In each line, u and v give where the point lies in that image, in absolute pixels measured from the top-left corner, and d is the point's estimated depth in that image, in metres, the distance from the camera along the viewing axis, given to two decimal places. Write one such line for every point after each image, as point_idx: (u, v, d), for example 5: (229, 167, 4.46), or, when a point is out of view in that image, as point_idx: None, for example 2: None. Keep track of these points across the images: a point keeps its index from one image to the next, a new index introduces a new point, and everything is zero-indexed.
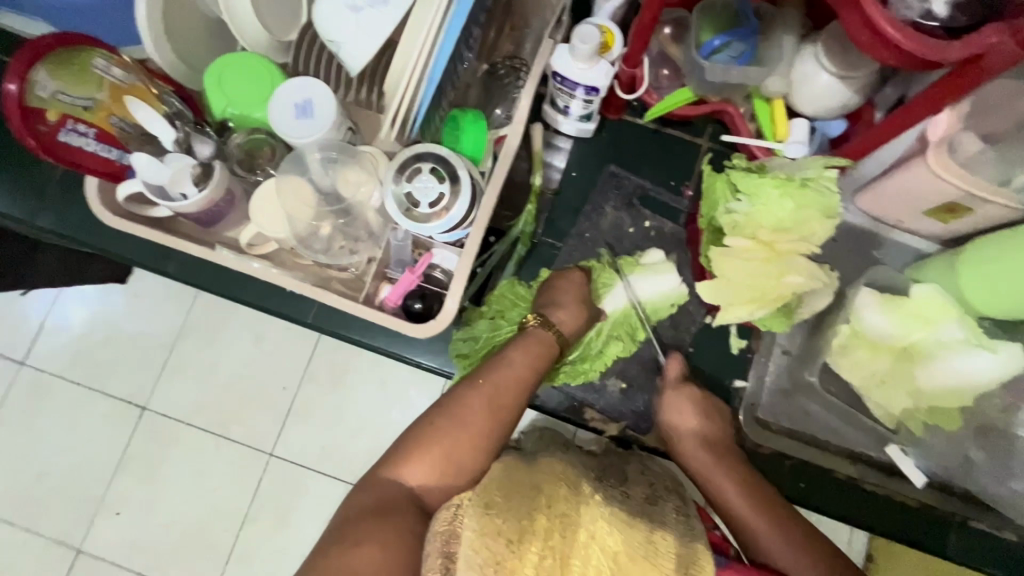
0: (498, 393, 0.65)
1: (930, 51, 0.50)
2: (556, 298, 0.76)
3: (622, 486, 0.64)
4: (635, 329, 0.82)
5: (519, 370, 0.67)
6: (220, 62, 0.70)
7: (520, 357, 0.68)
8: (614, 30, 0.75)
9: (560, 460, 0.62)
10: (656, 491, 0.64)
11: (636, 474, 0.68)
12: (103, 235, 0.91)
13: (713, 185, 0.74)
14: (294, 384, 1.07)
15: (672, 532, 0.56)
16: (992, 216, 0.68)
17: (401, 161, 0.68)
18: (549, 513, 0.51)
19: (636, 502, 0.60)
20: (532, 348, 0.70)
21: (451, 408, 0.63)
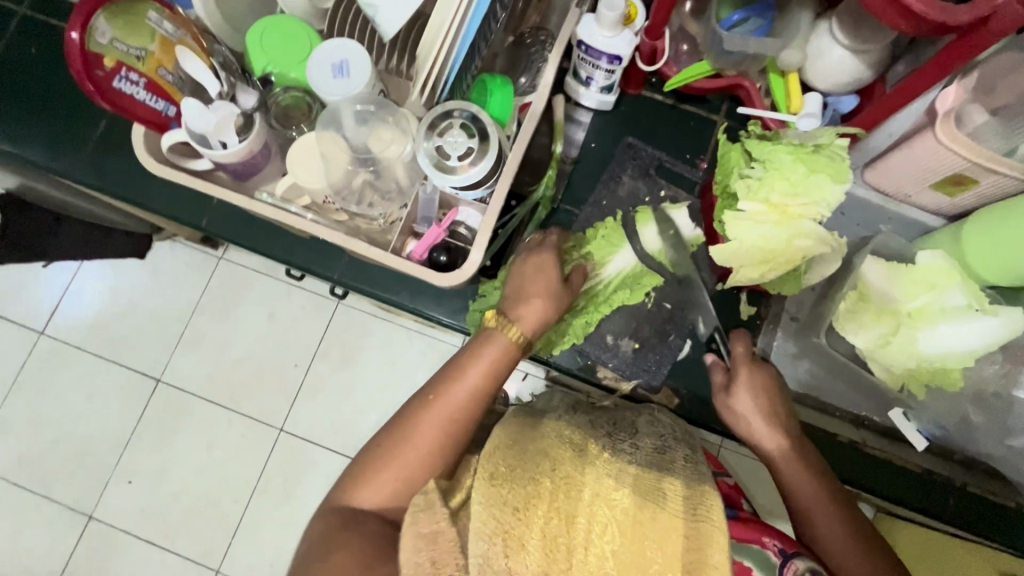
0: (452, 406, 0.63)
1: (940, 14, 0.53)
2: (523, 296, 0.69)
3: (632, 438, 0.67)
4: (645, 276, 0.85)
5: (472, 382, 0.64)
6: (262, 24, 0.75)
7: (476, 370, 0.64)
8: (638, 4, 0.78)
9: (568, 424, 0.66)
10: (664, 442, 0.67)
11: (647, 427, 0.70)
12: (139, 192, 0.97)
13: (727, 154, 0.80)
14: (304, 361, 1.22)
15: (681, 479, 0.59)
16: (995, 187, 0.72)
17: (432, 119, 0.71)
18: (552, 477, 0.56)
19: (645, 454, 0.64)
20: (491, 357, 0.65)
21: (406, 429, 0.62)
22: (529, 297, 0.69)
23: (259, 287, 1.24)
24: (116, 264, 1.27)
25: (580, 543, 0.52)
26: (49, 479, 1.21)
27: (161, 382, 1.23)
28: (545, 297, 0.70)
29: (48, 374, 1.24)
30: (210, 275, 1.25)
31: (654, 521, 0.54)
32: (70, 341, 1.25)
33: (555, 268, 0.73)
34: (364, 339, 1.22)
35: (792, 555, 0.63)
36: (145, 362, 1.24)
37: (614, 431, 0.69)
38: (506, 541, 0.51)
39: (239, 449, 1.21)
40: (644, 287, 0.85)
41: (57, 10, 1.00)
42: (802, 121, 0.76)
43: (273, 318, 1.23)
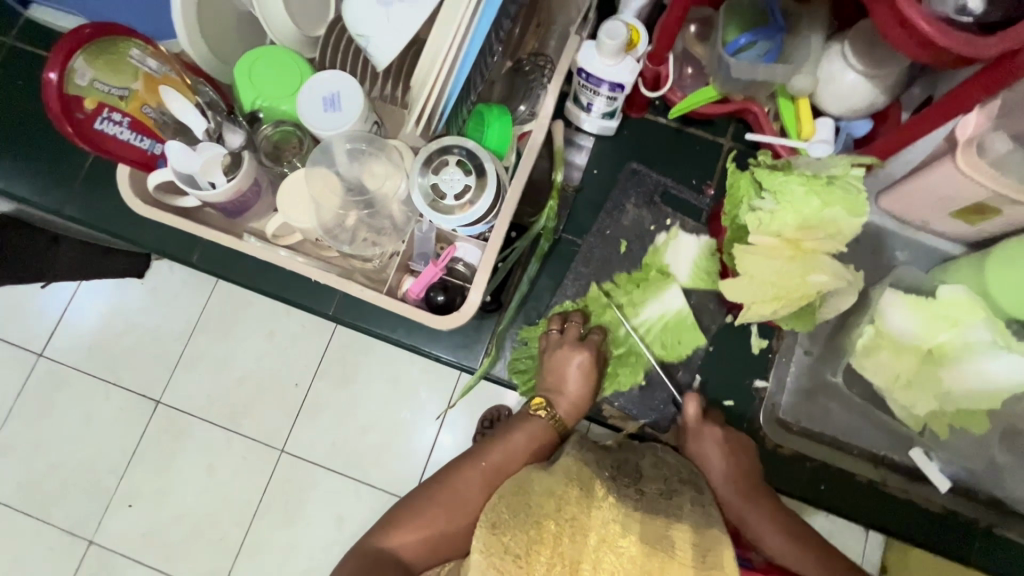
0: (498, 476, 0.67)
1: (964, 46, 0.50)
2: (563, 378, 0.75)
3: (636, 483, 0.63)
4: (686, 327, 0.82)
5: (519, 456, 0.67)
6: (251, 56, 0.73)
7: (519, 443, 0.68)
8: (640, 28, 0.74)
9: (578, 461, 0.62)
10: (673, 483, 0.64)
11: (652, 470, 0.67)
12: (134, 221, 0.95)
13: (737, 183, 0.75)
14: (305, 381, 1.19)
15: (689, 523, 0.55)
16: (1020, 218, 0.68)
17: (427, 154, 0.69)
18: (558, 518, 0.51)
19: (650, 499, 0.59)
20: (532, 433, 0.69)
21: (447, 483, 0.66)
22: (568, 379, 0.74)
23: (256, 310, 1.21)
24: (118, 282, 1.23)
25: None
26: (48, 502, 1.19)
27: (161, 403, 1.20)
28: (581, 384, 0.74)
29: (45, 398, 1.22)
30: (207, 298, 1.22)
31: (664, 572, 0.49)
32: (67, 364, 1.22)
33: (593, 365, 0.75)
34: (366, 359, 1.18)
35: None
36: (144, 384, 1.21)
37: (618, 474, 0.65)
38: None
39: (239, 473, 1.17)
40: (684, 342, 0.83)
41: (43, 36, 0.97)
42: (813, 147, 0.74)
43: (272, 340, 1.20)
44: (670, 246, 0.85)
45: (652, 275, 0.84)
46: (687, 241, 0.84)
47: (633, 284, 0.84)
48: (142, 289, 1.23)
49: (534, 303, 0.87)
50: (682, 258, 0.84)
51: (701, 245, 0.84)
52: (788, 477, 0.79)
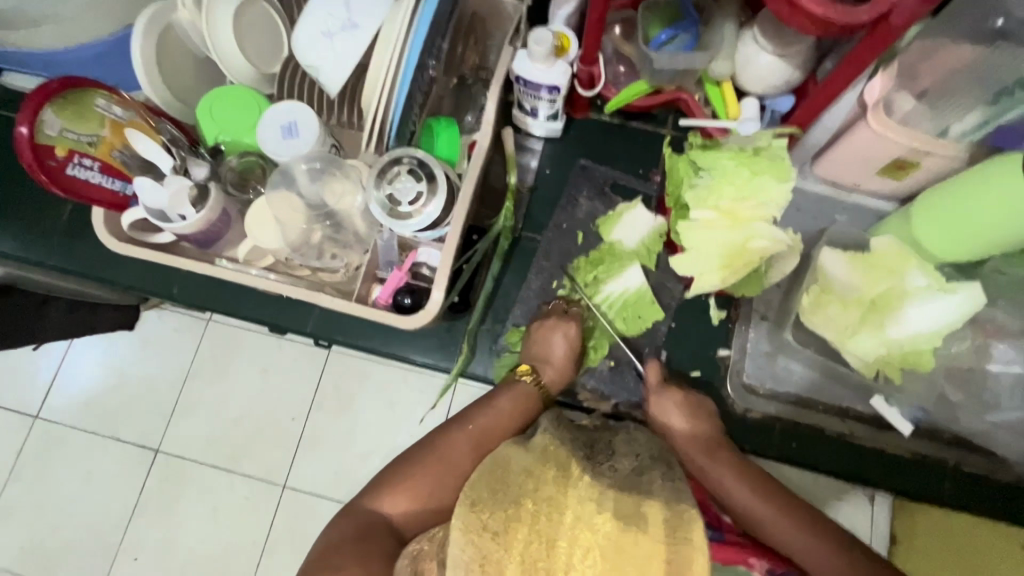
0: (485, 438, 0.71)
1: (841, 17, 0.56)
2: (549, 352, 0.80)
3: (609, 461, 0.60)
4: (645, 309, 0.86)
5: (506, 419, 0.72)
6: (212, 96, 0.79)
7: (506, 408, 0.73)
8: (569, 35, 0.80)
9: (555, 441, 0.60)
10: (648, 461, 0.61)
11: (625, 449, 0.64)
12: (117, 268, 0.98)
13: (677, 166, 0.81)
14: (302, 415, 1.21)
15: (663, 498, 0.52)
16: (936, 168, 0.74)
17: (381, 167, 0.73)
18: (535, 497, 0.50)
19: (623, 476, 0.57)
20: (518, 400, 0.74)
21: (437, 445, 0.69)
22: (556, 354, 0.80)
23: (247, 346, 1.24)
24: (108, 337, 1.26)
25: (560, 570, 0.46)
26: (56, 565, 1.19)
27: (160, 452, 1.22)
28: (566, 354, 0.80)
29: (45, 457, 1.23)
30: (199, 341, 1.25)
31: (636, 546, 0.46)
32: (65, 421, 1.24)
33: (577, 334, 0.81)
34: (360, 382, 1.21)
35: (777, 572, 0.70)
36: (142, 435, 1.22)
37: (592, 453, 0.62)
38: (482, 569, 0.46)
39: (243, 512, 1.19)
40: (644, 318, 0.86)
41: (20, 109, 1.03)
42: (742, 126, 0.80)
43: (267, 372, 1.23)
44: (620, 216, 0.87)
45: (618, 251, 0.87)
46: (635, 215, 0.87)
47: (592, 265, 0.87)
48: (132, 340, 1.25)
49: (502, 300, 0.91)
50: (631, 231, 0.87)
51: (654, 224, 0.86)
52: (760, 440, 0.82)
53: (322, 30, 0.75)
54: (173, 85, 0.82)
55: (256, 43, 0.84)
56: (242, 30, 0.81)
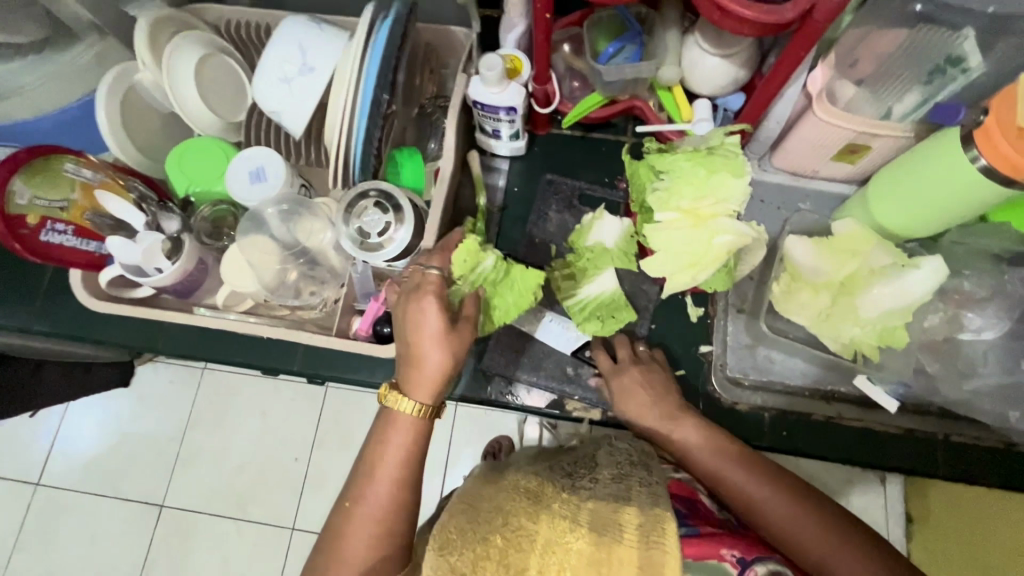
0: (377, 504, 0.60)
1: (767, 17, 0.58)
2: (411, 347, 0.63)
3: (591, 473, 0.63)
4: (620, 308, 0.84)
5: (393, 461, 0.61)
6: (180, 148, 0.81)
7: (390, 459, 0.61)
8: (521, 57, 0.82)
9: (529, 474, 0.61)
10: (626, 466, 0.63)
11: (606, 458, 0.66)
12: (93, 326, 0.96)
13: (638, 171, 0.83)
14: (305, 454, 1.21)
15: (637, 505, 0.53)
16: (886, 149, 0.76)
17: (348, 201, 0.75)
18: (504, 531, 0.50)
19: (602, 487, 0.59)
20: (404, 440, 0.62)
21: (332, 546, 0.58)
22: (423, 361, 0.62)
23: (244, 391, 1.24)
24: (105, 395, 1.26)
25: None
26: None
27: (165, 506, 1.21)
28: (427, 341, 0.62)
29: (50, 524, 1.22)
30: (196, 390, 1.25)
31: (610, 559, 0.47)
32: (67, 485, 1.23)
33: (439, 309, 0.63)
34: (360, 415, 1.22)
35: (752, 561, 0.57)
36: (146, 491, 1.22)
37: (575, 469, 0.65)
38: None
39: (253, 560, 1.18)
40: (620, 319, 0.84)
41: None
42: (696, 127, 0.82)
43: (266, 415, 1.23)
44: (591, 223, 0.83)
45: (593, 254, 0.82)
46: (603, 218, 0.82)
47: (567, 271, 0.86)
48: (129, 396, 1.26)
49: None
50: (608, 234, 0.82)
51: (623, 225, 0.83)
52: (749, 431, 0.83)
53: (279, 76, 0.77)
54: (140, 143, 0.85)
55: (218, 93, 0.86)
56: (204, 83, 0.84)
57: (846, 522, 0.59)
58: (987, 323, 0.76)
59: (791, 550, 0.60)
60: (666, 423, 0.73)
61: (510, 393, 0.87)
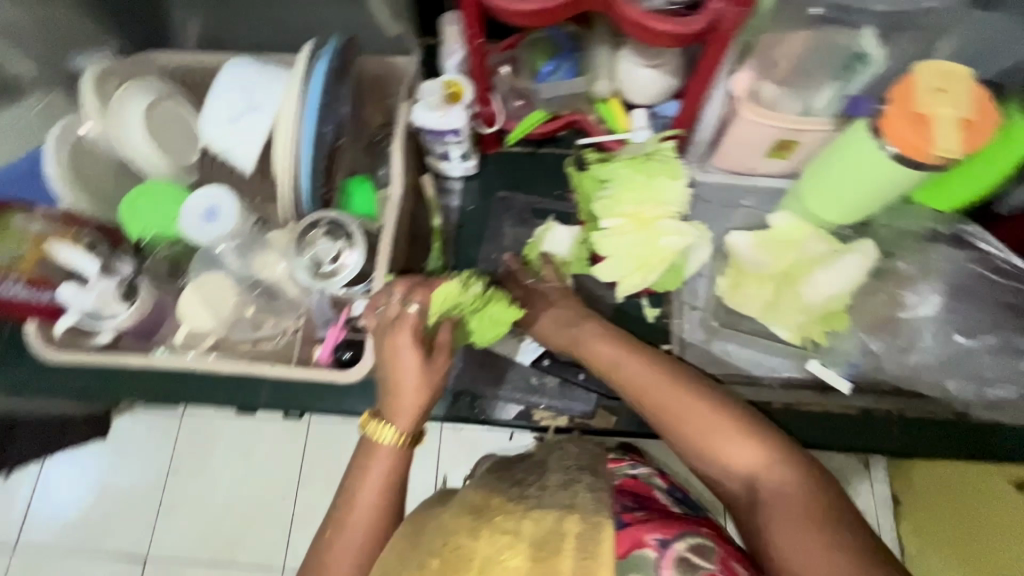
0: (363, 536, 0.59)
1: (684, 27, 0.62)
2: (391, 378, 0.64)
3: (539, 480, 0.61)
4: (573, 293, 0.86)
5: (376, 494, 0.61)
6: (134, 192, 0.82)
7: (373, 485, 0.61)
8: (462, 82, 0.85)
9: (480, 489, 0.59)
10: (575, 471, 0.62)
11: (561, 463, 0.64)
12: (59, 376, 0.96)
13: (583, 181, 0.85)
14: (291, 492, 1.20)
15: (580, 513, 0.53)
16: (815, 143, 0.79)
17: (300, 230, 0.77)
18: (442, 555, 0.50)
19: (547, 492, 0.57)
20: (384, 470, 0.62)
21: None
22: (401, 391, 0.63)
23: (225, 433, 1.23)
24: (81, 450, 1.23)
25: None
26: None
27: (149, 559, 1.18)
28: (411, 374, 0.63)
29: None
30: (175, 437, 1.23)
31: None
32: (46, 546, 1.20)
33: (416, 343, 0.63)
34: (343, 446, 1.21)
35: (675, 539, 0.53)
36: (130, 545, 1.19)
37: (526, 476, 0.63)
38: None
39: None
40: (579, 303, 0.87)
41: None
42: (635, 135, 0.87)
43: (248, 455, 1.22)
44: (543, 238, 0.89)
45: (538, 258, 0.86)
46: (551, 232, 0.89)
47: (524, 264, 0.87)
48: (105, 449, 1.23)
49: None
50: (560, 243, 0.88)
51: (574, 235, 0.88)
52: None
53: (227, 116, 0.80)
54: (92, 191, 0.85)
55: (168, 136, 0.87)
56: (156, 130, 0.86)
57: (738, 407, 0.61)
58: (921, 299, 0.79)
59: (680, 426, 0.61)
60: (565, 323, 0.74)
61: (478, 408, 0.88)
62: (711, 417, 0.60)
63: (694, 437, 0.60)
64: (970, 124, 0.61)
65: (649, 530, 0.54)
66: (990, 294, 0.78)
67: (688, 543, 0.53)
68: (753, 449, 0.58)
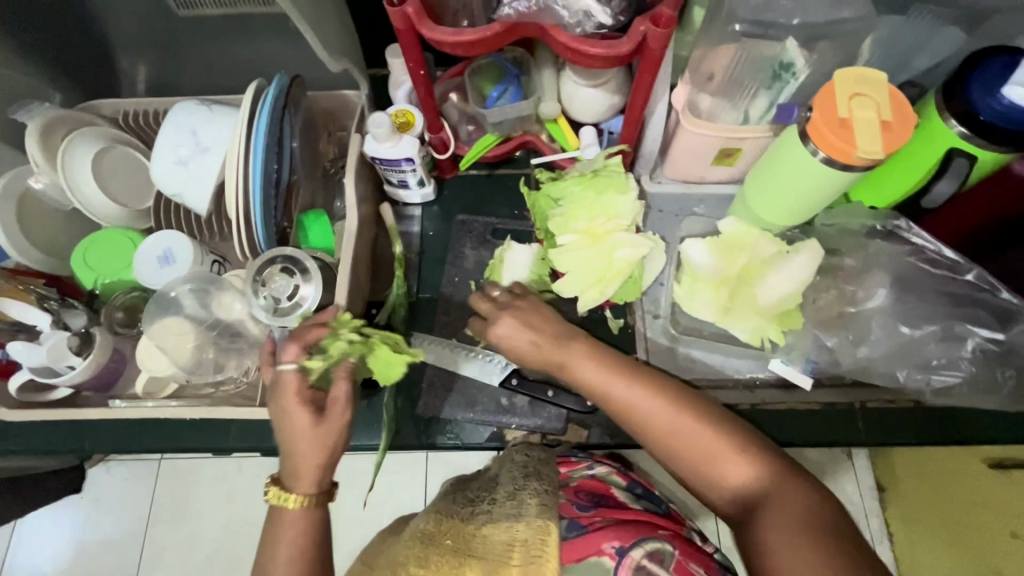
0: None
1: (611, 51, 0.64)
2: (288, 440, 0.63)
3: (492, 494, 0.64)
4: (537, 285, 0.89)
5: (287, 560, 0.60)
6: (85, 243, 0.83)
7: (284, 557, 0.60)
8: (413, 110, 0.87)
9: (434, 517, 0.63)
10: (521, 480, 0.64)
11: (508, 475, 0.67)
12: (11, 437, 0.91)
13: (537, 201, 0.86)
14: None
15: (526, 522, 0.55)
16: (755, 150, 0.82)
17: (254, 269, 0.76)
18: None
19: (498, 506, 0.61)
20: (297, 535, 0.61)
21: None
22: (298, 453, 0.62)
23: (205, 477, 1.20)
24: (57, 507, 1.20)
25: None
26: None
27: None
28: (307, 430, 0.62)
29: None
30: (154, 486, 1.20)
31: None
32: None
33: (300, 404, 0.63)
34: None
35: (631, 546, 0.56)
36: None
37: (480, 494, 0.67)
38: None
39: None
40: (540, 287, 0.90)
41: None
42: (585, 151, 0.87)
43: (229, 497, 1.19)
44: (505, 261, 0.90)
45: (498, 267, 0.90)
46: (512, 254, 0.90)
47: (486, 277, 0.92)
48: (83, 504, 1.20)
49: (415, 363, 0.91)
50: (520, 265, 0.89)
51: (534, 252, 0.90)
52: None
53: (175, 159, 0.79)
54: (43, 244, 0.85)
55: (120, 183, 0.87)
56: (104, 178, 0.85)
57: (731, 424, 0.62)
58: (869, 293, 0.82)
59: (678, 449, 0.62)
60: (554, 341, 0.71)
61: (450, 433, 0.87)
62: (706, 438, 0.61)
63: (691, 459, 0.61)
64: (887, 126, 0.64)
65: (604, 537, 0.57)
66: (936, 285, 0.80)
67: (643, 552, 0.56)
68: (750, 466, 0.59)
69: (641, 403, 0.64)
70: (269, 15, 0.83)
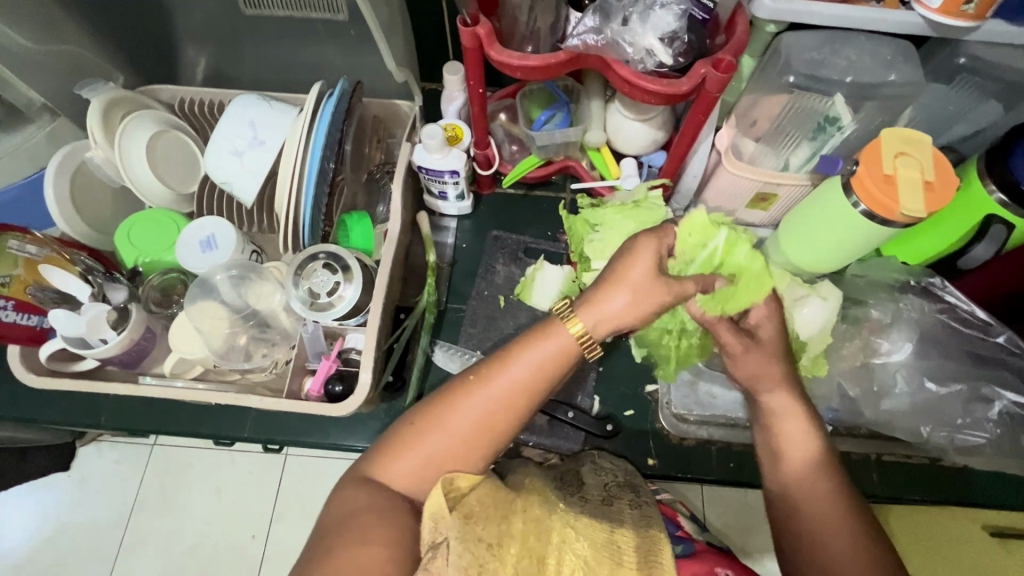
0: (519, 395, 0.55)
1: (669, 88, 0.67)
2: (620, 270, 0.59)
3: (580, 490, 0.69)
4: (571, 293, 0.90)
5: (544, 366, 0.55)
6: (130, 221, 0.85)
7: (536, 359, 0.55)
8: (461, 125, 0.89)
9: (528, 475, 0.65)
10: (613, 489, 0.71)
11: (593, 476, 0.73)
12: (28, 405, 0.92)
13: (575, 225, 0.89)
14: (263, 530, 1.16)
15: (631, 527, 0.61)
16: (793, 196, 0.84)
17: (297, 263, 0.78)
18: (523, 518, 0.52)
19: (594, 505, 0.65)
20: (552, 352, 0.55)
21: (447, 405, 0.54)
22: (610, 284, 0.58)
23: (200, 465, 1.18)
24: (42, 483, 1.18)
25: None
26: None
27: None
28: (642, 277, 0.59)
29: None
30: (143, 471, 1.18)
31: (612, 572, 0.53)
32: None
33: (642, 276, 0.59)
34: (318, 486, 1.17)
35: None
36: None
37: (563, 485, 0.70)
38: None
39: None
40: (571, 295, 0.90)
41: None
42: (625, 182, 0.90)
43: (221, 490, 1.17)
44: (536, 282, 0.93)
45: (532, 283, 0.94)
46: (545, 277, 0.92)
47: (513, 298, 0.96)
48: (70, 481, 1.18)
49: (437, 373, 0.92)
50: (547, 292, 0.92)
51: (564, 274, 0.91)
52: (700, 466, 0.86)
53: (231, 150, 0.81)
54: (88, 217, 0.87)
55: (171, 167, 0.90)
56: (155, 160, 0.87)
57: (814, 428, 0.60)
58: (894, 345, 0.82)
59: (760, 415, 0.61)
60: (778, 379, 0.61)
61: None
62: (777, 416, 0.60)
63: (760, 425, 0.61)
64: (930, 185, 0.66)
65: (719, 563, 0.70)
66: (961, 343, 0.80)
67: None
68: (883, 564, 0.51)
69: (805, 469, 0.57)
70: (335, 21, 0.86)
